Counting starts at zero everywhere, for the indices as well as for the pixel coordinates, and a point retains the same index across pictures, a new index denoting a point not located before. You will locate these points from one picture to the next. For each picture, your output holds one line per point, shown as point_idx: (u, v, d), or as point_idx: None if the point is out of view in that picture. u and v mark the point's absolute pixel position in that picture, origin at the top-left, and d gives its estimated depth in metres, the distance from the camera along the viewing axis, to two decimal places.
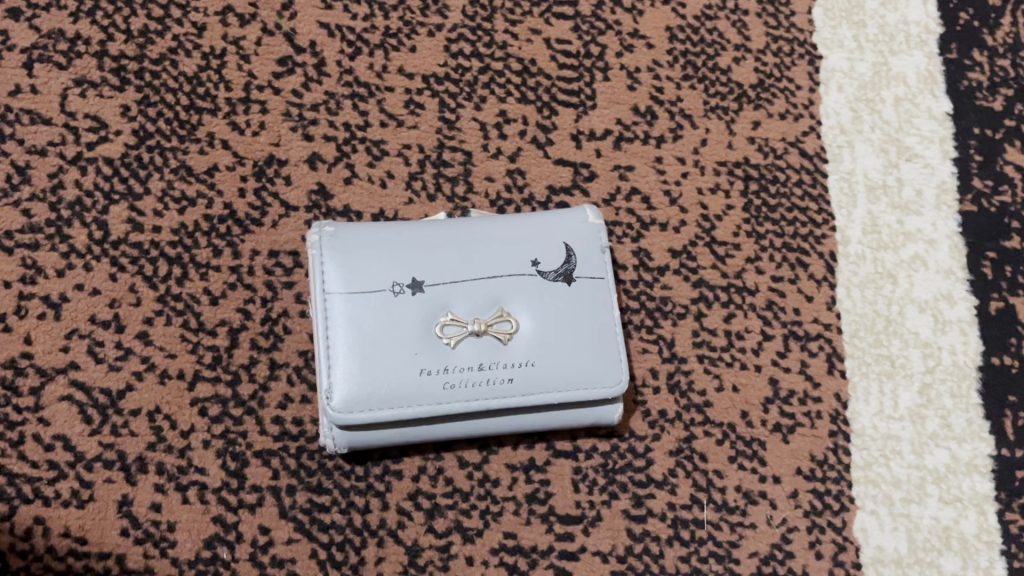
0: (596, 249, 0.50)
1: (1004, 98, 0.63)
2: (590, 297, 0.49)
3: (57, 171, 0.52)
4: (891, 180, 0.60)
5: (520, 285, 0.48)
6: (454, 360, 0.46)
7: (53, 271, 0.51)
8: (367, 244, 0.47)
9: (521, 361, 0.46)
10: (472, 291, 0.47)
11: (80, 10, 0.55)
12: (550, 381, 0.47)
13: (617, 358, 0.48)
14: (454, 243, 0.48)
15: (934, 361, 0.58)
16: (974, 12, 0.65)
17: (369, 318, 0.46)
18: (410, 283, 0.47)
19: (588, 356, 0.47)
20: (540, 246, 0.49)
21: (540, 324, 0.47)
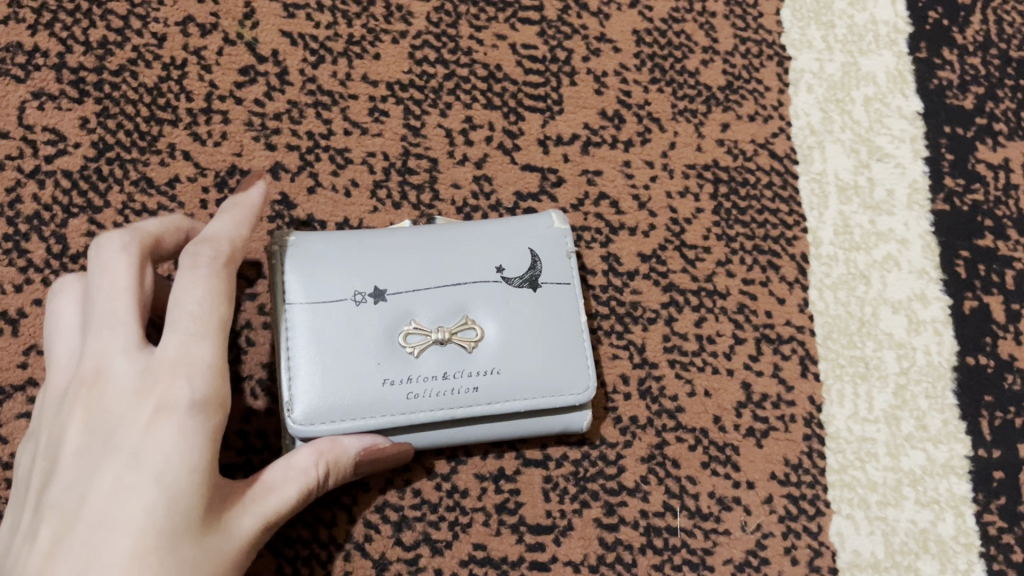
0: (560, 255, 0.49)
1: (975, 96, 0.63)
2: (556, 304, 0.48)
3: (15, 186, 0.52)
4: (863, 180, 0.60)
5: (486, 292, 0.47)
6: (418, 370, 0.45)
7: (10, 286, 0.50)
8: (328, 252, 0.46)
9: (486, 369, 0.46)
10: (436, 300, 0.46)
11: (38, 23, 0.54)
12: (516, 389, 0.46)
13: (584, 364, 0.48)
14: (417, 250, 0.47)
15: (908, 361, 0.57)
16: (944, 10, 0.64)
17: (331, 328, 0.45)
18: (373, 292, 0.46)
19: (555, 363, 0.47)
20: (504, 251, 0.48)
21: (505, 331, 0.47)
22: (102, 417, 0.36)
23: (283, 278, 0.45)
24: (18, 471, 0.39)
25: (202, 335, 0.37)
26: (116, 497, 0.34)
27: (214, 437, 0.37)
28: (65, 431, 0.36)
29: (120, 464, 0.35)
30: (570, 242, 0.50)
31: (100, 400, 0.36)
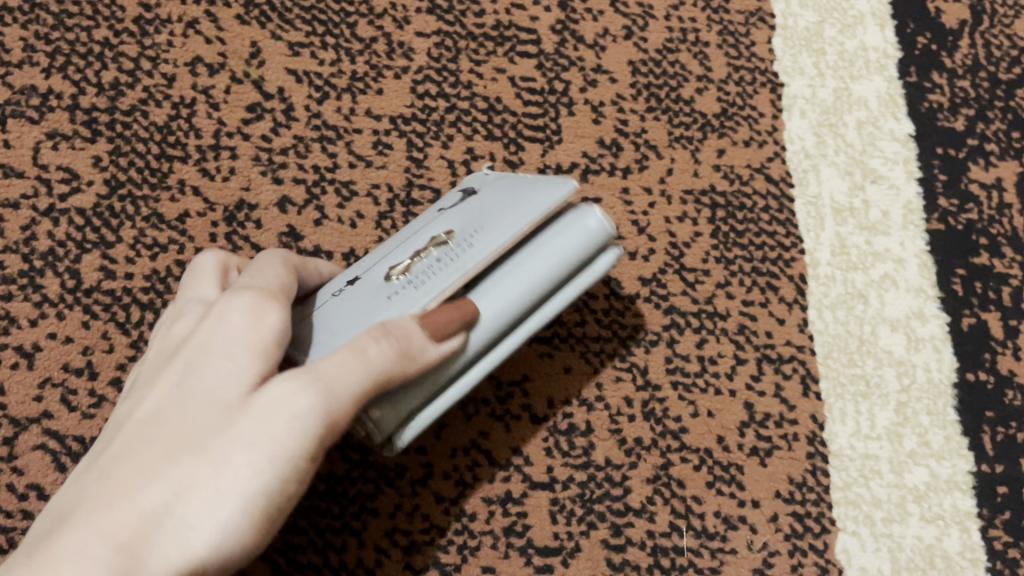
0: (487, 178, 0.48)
1: (965, 117, 0.64)
2: (504, 184, 0.45)
3: (30, 223, 0.53)
4: (858, 203, 0.61)
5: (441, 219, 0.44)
6: (412, 275, 0.40)
7: (26, 321, 0.51)
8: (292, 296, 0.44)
9: (469, 233, 0.41)
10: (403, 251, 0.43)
11: (52, 66, 0.56)
12: (505, 223, 0.41)
13: (547, 181, 0.43)
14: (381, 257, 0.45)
15: (908, 379, 0.58)
16: (932, 35, 0.66)
17: (322, 317, 0.41)
18: (346, 283, 0.43)
19: (526, 193, 0.42)
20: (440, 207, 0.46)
21: (470, 215, 0.43)
22: (172, 342, 0.38)
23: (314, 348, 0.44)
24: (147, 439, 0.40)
25: (266, 270, 0.39)
26: (168, 391, 0.35)
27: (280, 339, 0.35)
28: (145, 366, 0.38)
29: (177, 366, 0.35)
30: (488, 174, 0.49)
31: (174, 333, 0.38)
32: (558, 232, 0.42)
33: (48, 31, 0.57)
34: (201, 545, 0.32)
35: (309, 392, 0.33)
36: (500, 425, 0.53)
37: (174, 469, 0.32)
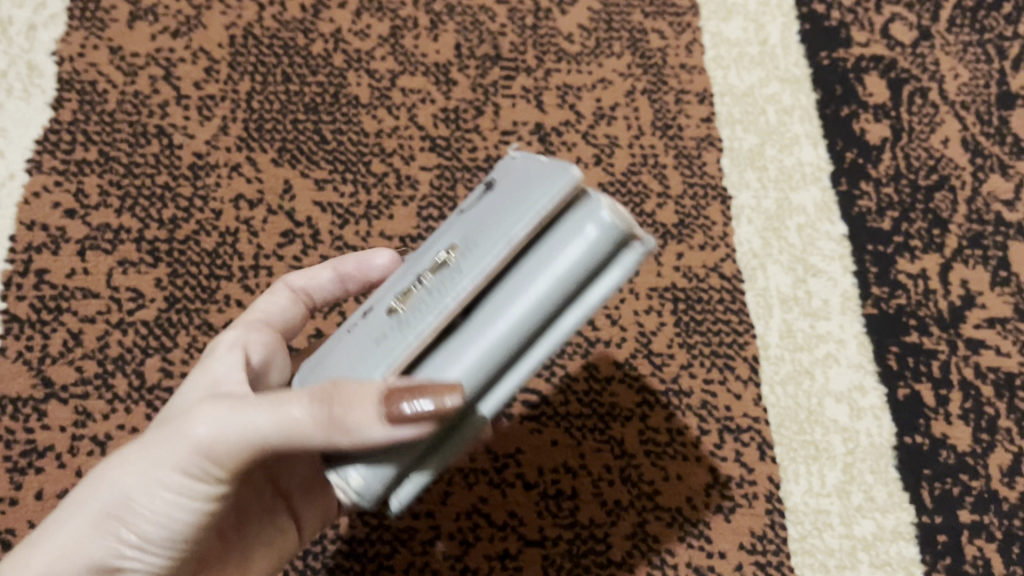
0: (518, 168, 0.43)
1: (891, 219, 0.75)
2: (531, 180, 0.40)
3: (104, 334, 0.64)
4: (801, 293, 0.71)
5: (462, 226, 0.42)
6: (404, 313, 0.39)
7: (100, 415, 0.62)
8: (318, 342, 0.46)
9: (470, 247, 0.39)
10: (417, 271, 0.42)
11: (122, 207, 0.69)
12: (500, 232, 0.38)
13: (561, 176, 0.39)
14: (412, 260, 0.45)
15: (853, 443, 0.67)
16: (858, 151, 0.78)
17: (335, 354, 0.43)
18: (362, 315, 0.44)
19: (538, 199, 0.38)
20: (467, 204, 0.44)
21: (474, 227, 0.41)
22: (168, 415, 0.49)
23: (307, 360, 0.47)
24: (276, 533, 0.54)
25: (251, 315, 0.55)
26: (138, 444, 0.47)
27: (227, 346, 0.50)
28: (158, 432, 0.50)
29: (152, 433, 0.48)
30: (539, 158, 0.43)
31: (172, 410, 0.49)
32: (565, 249, 0.37)
33: (120, 179, 0.69)
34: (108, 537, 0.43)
35: (206, 417, 0.41)
36: (497, 491, 0.62)
37: (95, 474, 0.44)
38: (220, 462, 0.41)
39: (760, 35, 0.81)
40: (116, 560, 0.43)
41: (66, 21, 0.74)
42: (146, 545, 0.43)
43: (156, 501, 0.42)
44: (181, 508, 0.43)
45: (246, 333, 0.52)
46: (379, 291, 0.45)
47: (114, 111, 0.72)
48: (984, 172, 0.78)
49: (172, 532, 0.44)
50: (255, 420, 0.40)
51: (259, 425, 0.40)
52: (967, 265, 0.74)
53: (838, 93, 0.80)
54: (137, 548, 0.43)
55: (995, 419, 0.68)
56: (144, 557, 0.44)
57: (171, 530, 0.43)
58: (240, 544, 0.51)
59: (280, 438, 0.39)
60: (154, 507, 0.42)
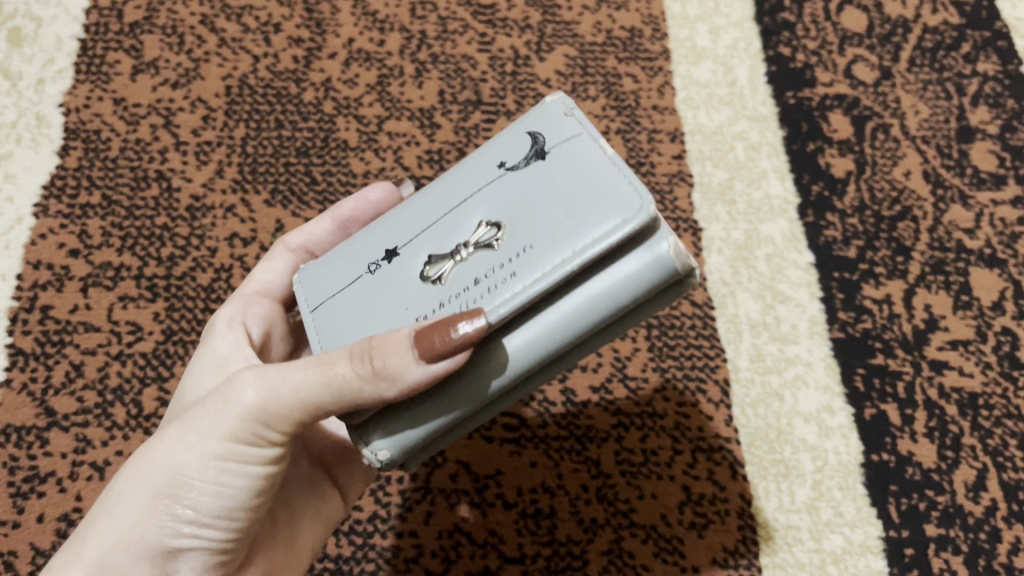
0: (567, 139, 0.46)
1: (857, 247, 0.78)
2: (575, 162, 0.45)
3: (104, 365, 0.68)
4: (770, 319, 0.74)
5: (504, 186, 0.46)
6: (447, 294, 0.45)
7: (100, 442, 0.65)
8: (334, 263, 0.50)
9: (521, 247, 0.43)
10: (453, 223, 0.47)
11: (123, 246, 0.73)
12: (554, 242, 0.43)
13: (625, 183, 0.43)
14: (446, 186, 0.49)
15: (822, 461, 0.69)
16: (824, 184, 0.81)
17: (365, 293, 0.48)
18: (385, 256, 0.48)
19: (591, 208, 0.43)
20: (509, 146, 0.48)
21: (520, 207, 0.45)
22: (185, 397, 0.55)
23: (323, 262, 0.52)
24: (321, 500, 0.58)
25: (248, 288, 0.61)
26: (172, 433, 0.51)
27: (225, 324, 0.57)
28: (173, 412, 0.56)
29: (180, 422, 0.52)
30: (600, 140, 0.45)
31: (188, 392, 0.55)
32: (624, 277, 0.42)
33: (122, 220, 0.74)
34: (164, 513, 0.46)
35: (247, 387, 0.45)
36: (478, 510, 0.66)
37: (144, 456, 0.47)
38: (271, 424, 0.45)
39: (729, 76, 0.86)
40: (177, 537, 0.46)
41: (73, 75, 0.79)
42: (205, 519, 0.46)
43: (211, 472, 0.46)
44: (233, 477, 0.46)
45: (245, 309, 0.58)
46: (406, 215, 0.50)
47: (117, 157, 0.76)
48: (946, 202, 0.81)
49: (230, 504, 0.46)
50: (300, 377, 0.44)
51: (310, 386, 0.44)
52: (930, 291, 0.77)
53: (804, 129, 0.84)
54: (195, 522, 0.46)
55: (959, 437, 0.71)
56: (204, 534, 0.46)
57: (229, 503, 0.46)
58: (288, 505, 0.55)
59: (330, 392, 0.44)
60: (208, 477, 0.45)
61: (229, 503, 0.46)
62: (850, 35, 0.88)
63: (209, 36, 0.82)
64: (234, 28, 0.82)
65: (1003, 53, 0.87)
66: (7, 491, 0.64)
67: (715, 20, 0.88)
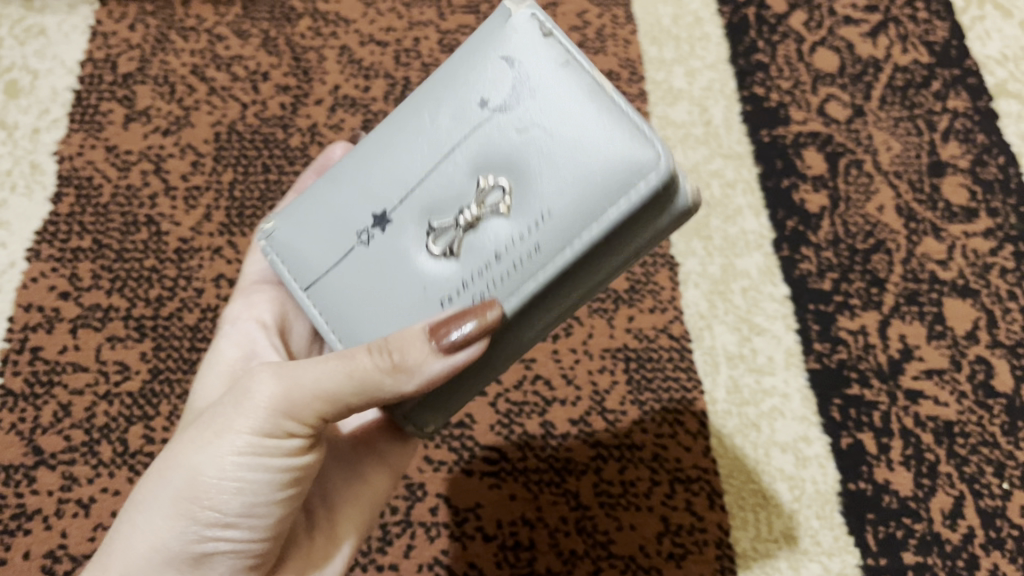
0: (552, 66, 0.43)
1: (831, 280, 0.80)
2: (570, 99, 0.42)
3: (91, 405, 0.70)
4: (746, 350, 0.76)
5: (493, 132, 0.44)
6: (463, 271, 0.45)
7: (85, 479, 0.68)
8: (308, 229, 0.50)
9: (537, 214, 0.42)
10: (445, 182, 0.45)
11: (112, 288, 0.75)
12: (573, 208, 0.42)
13: (636, 129, 0.41)
14: (422, 131, 0.47)
15: (799, 490, 0.70)
16: (798, 219, 0.82)
17: (359, 266, 0.48)
18: (375, 222, 0.47)
19: (604, 158, 0.41)
20: (484, 82, 0.45)
21: (520, 161, 0.43)
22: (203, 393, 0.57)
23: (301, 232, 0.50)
24: (361, 488, 0.57)
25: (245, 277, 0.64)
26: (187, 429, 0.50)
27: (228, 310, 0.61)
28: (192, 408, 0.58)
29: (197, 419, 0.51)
30: (585, 62, 0.43)
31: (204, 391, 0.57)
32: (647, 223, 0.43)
33: (111, 263, 0.76)
34: (187, 516, 0.46)
35: (265, 383, 0.45)
36: (458, 543, 0.68)
37: (166, 462, 0.47)
38: (289, 414, 0.44)
39: (704, 116, 0.87)
40: (204, 540, 0.46)
41: (67, 124, 0.81)
42: (229, 520, 0.46)
43: (229, 471, 0.45)
44: (253, 474, 0.45)
45: (251, 302, 0.61)
46: (385, 168, 0.48)
47: (107, 203, 0.78)
48: (918, 235, 0.82)
49: (257, 500, 0.46)
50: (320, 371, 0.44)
51: (331, 374, 0.44)
52: (905, 321, 0.78)
53: (778, 166, 0.85)
54: (219, 524, 0.46)
55: (936, 464, 0.72)
56: (234, 533, 0.46)
57: (257, 499, 0.46)
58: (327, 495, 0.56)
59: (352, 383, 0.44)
60: (229, 477, 0.45)
61: (251, 500, 0.46)
62: (822, 75, 0.90)
63: (200, 86, 0.85)
64: (223, 78, 0.85)
65: (972, 90, 0.90)
66: None
67: (692, 62, 0.90)
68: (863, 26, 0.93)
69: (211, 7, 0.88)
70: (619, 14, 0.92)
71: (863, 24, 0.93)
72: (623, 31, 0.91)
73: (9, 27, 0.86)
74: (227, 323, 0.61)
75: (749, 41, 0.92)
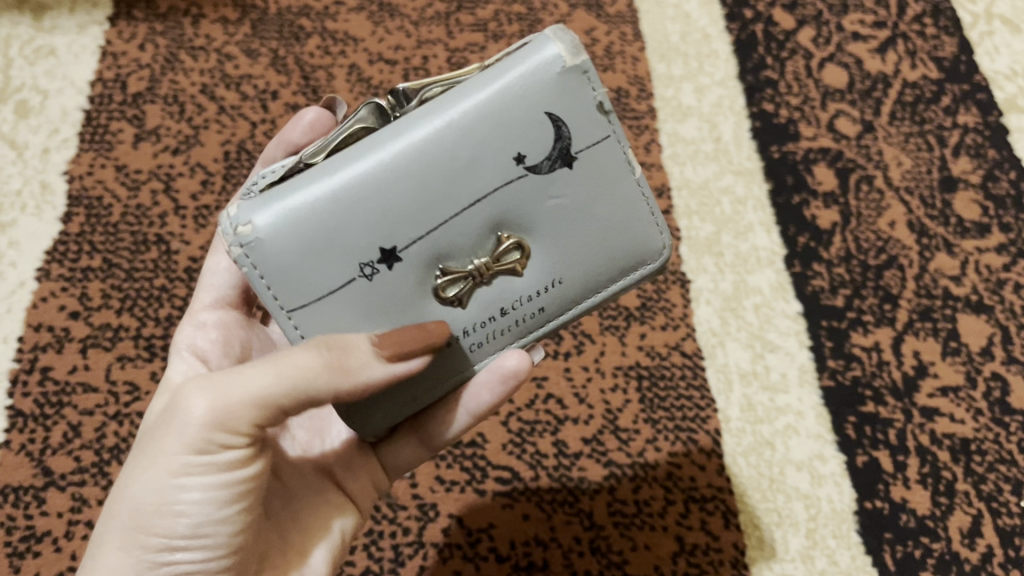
0: (593, 142, 0.47)
1: (844, 296, 0.79)
2: (599, 177, 0.48)
3: (101, 425, 0.70)
4: (760, 367, 0.75)
5: (522, 189, 0.46)
6: (466, 321, 0.48)
7: (95, 501, 0.67)
8: (296, 244, 0.44)
9: (551, 280, 0.49)
10: (466, 222, 0.46)
11: (122, 307, 0.75)
12: (583, 281, 0.49)
13: (653, 228, 0.50)
14: (445, 160, 0.45)
15: (815, 509, 0.70)
16: (809, 235, 0.82)
17: (361, 301, 0.46)
18: (382, 257, 0.45)
19: (622, 247, 0.49)
20: (527, 135, 0.45)
21: (545, 225, 0.48)
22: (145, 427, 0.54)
23: (284, 237, 0.44)
24: (329, 506, 0.56)
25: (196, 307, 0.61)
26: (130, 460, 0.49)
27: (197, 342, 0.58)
28: None
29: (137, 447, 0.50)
30: (620, 139, 0.48)
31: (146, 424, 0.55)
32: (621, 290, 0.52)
33: (121, 282, 0.76)
34: (134, 545, 0.44)
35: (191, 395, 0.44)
36: (470, 565, 0.67)
37: (109, 494, 0.45)
38: (225, 420, 0.43)
39: (714, 132, 0.87)
40: (158, 567, 0.44)
41: (78, 144, 0.81)
42: (179, 542, 0.44)
43: (172, 490, 0.44)
44: (197, 490, 0.44)
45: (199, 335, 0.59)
46: (393, 188, 0.45)
47: (117, 222, 0.78)
48: (931, 250, 0.82)
49: (209, 512, 0.44)
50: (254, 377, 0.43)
51: (261, 380, 0.42)
52: (919, 337, 0.77)
53: (789, 182, 0.85)
54: (171, 546, 0.44)
55: (953, 483, 0.71)
56: (194, 552, 0.44)
57: (209, 512, 0.44)
58: (296, 520, 0.54)
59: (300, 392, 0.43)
60: (173, 496, 0.44)
61: (199, 518, 0.44)
62: (831, 91, 0.90)
63: (209, 104, 0.85)
64: (233, 97, 0.85)
65: (982, 106, 0.89)
66: (4, 552, 0.65)
67: (701, 78, 0.90)
68: (872, 42, 0.93)
69: (220, 27, 0.89)
70: (628, 31, 0.92)
71: (871, 40, 0.93)
72: (631, 48, 0.91)
73: (19, 47, 0.87)
74: (179, 353, 0.58)
75: (757, 57, 0.92)
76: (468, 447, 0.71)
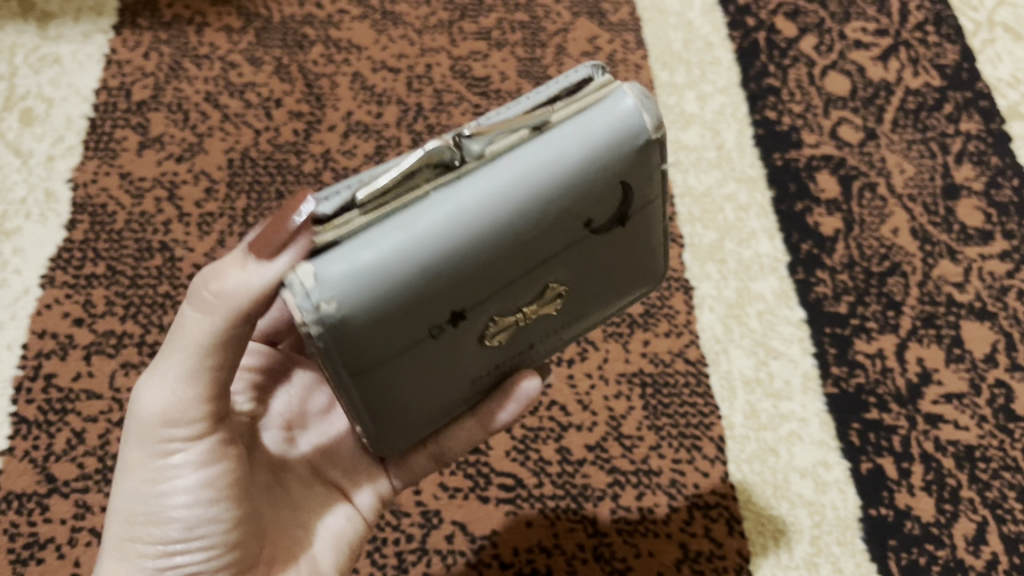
0: (649, 205, 0.46)
1: (847, 303, 0.79)
2: (642, 225, 0.48)
3: (105, 432, 0.70)
4: (763, 374, 0.75)
5: (580, 245, 0.45)
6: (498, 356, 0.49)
7: (98, 507, 0.67)
8: (372, 323, 0.38)
9: (577, 309, 0.50)
10: (524, 286, 0.44)
11: (126, 314, 0.75)
12: (599, 302, 0.52)
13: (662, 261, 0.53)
14: (527, 231, 0.40)
15: (819, 516, 0.70)
16: (812, 242, 0.82)
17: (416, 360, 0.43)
18: (447, 322, 0.42)
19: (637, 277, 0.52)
20: (601, 206, 0.43)
21: (587, 270, 0.47)
22: None
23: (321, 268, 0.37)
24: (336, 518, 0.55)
25: None
26: None
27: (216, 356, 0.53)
28: None
29: None
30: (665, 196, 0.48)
31: None
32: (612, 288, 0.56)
33: (125, 289, 0.76)
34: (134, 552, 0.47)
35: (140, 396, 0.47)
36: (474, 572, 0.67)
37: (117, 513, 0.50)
38: (188, 413, 0.45)
39: (716, 140, 0.87)
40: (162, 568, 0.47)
41: (82, 152, 0.82)
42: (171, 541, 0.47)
43: (153, 493, 0.47)
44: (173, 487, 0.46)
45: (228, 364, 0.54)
46: (476, 262, 0.39)
47: (122, 229, 0.78)
48: (934, 257, 0.82)
49: (200, 512, 0.47)
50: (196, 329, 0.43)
51: (200, 361, 0.44)
52: (922, 344, 0.77)
53: (792, 190, 0.85)
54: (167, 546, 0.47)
55: (958, 490, 0.71)
56: (193, 553, 0.47)
57: (199, 510, 0.47)
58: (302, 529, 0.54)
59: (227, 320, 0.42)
60: (155, 499, 0.47)
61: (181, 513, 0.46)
62: (834, 99, 0.90)
63: (213, 112, 0.85)
64: (237, 105, 0.86)
65: (985, 113, 0.90)
66: (7, 558, 0.65)
67: (703, 86, 0.90)
68: (874, 50, 0.93)
69: (225, 35, 0.89)
70: (630, 39, 0.92)
71: (873, 48, 0.93)
72: (634, 56, 0.91)
73: (24, 55, 0.87)
74: None
75: (759, 65, 0.92)
76: (472, 454, 0.71)
